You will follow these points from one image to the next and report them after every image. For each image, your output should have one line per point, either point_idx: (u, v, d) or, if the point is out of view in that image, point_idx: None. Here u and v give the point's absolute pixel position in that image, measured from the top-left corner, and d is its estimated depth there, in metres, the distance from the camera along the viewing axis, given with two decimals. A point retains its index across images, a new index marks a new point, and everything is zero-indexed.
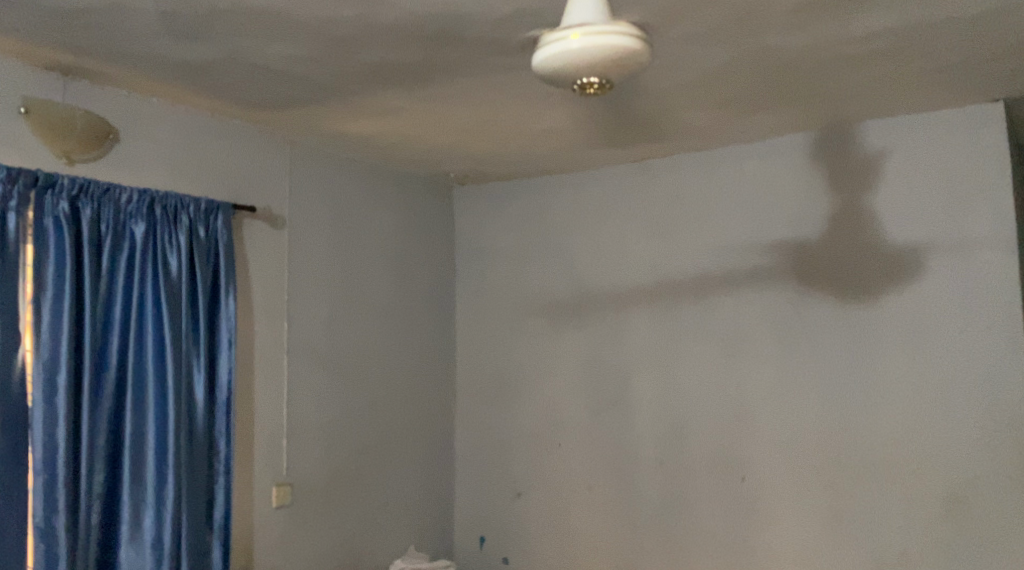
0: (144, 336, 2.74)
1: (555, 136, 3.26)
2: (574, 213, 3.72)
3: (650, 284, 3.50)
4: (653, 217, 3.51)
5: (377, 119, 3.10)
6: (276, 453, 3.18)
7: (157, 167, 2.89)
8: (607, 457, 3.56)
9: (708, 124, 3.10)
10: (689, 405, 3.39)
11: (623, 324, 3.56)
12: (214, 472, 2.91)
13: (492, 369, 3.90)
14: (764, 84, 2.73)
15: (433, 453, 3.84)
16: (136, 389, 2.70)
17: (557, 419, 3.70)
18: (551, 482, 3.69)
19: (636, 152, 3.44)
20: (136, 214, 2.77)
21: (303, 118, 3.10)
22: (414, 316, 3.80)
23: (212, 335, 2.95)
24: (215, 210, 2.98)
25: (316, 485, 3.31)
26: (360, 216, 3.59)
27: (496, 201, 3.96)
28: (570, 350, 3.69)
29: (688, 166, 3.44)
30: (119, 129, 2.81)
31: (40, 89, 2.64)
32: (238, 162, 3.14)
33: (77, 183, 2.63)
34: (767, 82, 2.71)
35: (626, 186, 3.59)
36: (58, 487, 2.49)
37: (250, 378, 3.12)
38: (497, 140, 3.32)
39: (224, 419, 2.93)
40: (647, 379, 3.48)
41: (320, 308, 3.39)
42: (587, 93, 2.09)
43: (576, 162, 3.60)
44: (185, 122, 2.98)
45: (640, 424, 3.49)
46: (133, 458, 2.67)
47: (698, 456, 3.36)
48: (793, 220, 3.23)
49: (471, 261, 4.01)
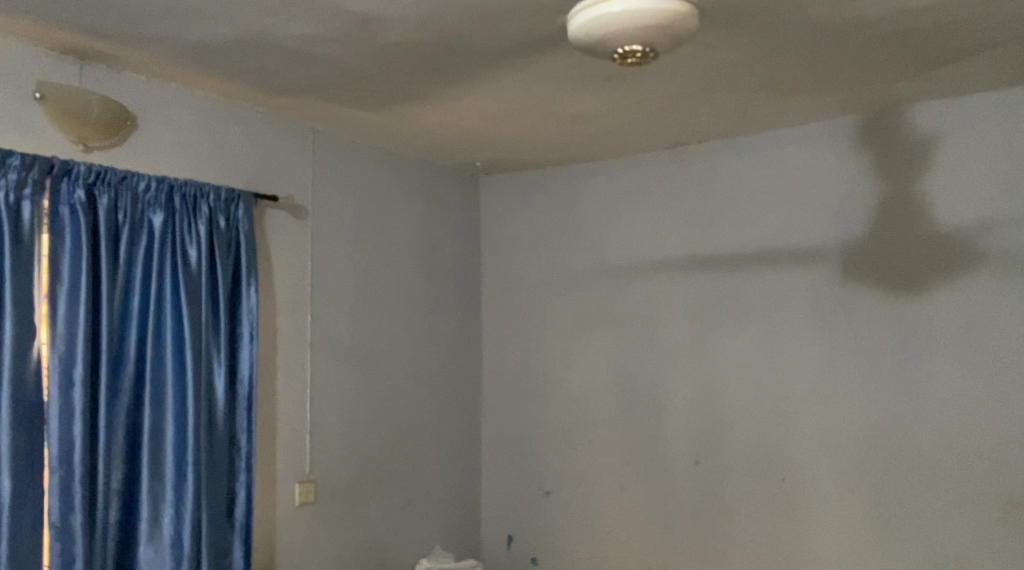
0: (163, 329, 2.66)
1: (586, 122, 3.14)
2: (605, 203, 3.60)
3: (684, 277, 3.39)
4: (688, 207, 3.39)
5: (403, 104, 3.00)
6: (300, 450, 3.10)
7: (176, 155, 2.81)
8: (640, 456, 3.44)
9: (747, 107, 2.97)
10: (725, 401, 3.27)
11: (656, 318, 3.44)
12: (235, 469, 2.83)
13: (520, 363, 3.80)
14: (807, 63, 2.60)
15: (459, 449, 3.75)
16: (155, 383, 2.62)
17: (587, 415, 3.59)
18: (582, 481, 3.58)
19: (670, 138, 3.32)
20: (154, 202, 2.68)
21: (326, 104, 3.01)
22: (439, 308, 3.70)
23: (234, 329, 2.87)
24: (236, 199, 2.89)
25: (341, 482, 3.23)
26: (385, 207, 3.50)
27: (524, 191, 3.85)
28: (600, 344, 3.58)
29: (724, 153, 3.32)
30: (136, 116, 2.73)
31: (54, 74, 2.56)
32: (259, 150, 3.06)
33: (94, 170, 2.55)
34: (811, 60, 2.58)
35: (659, 175, 3.47)
36: (74, 484, 2.42)
37: (272, 372, 3.04)
38: (526, 126, 3.21)
39: (245, 415, 2.85)
40: (682, 375, 3.37)
41: (344, 299, 3.30)
42: (626, 63, 2.04)
43: (607, 150, 3.48)
44: (204, 108, 2.90)
45: (674, 421, 3.37)
46: (152, 455, 2.59)
47: (735, 454, 3.24)
48: (835, 208, 3.09)
49: (498, 253, 3.91)
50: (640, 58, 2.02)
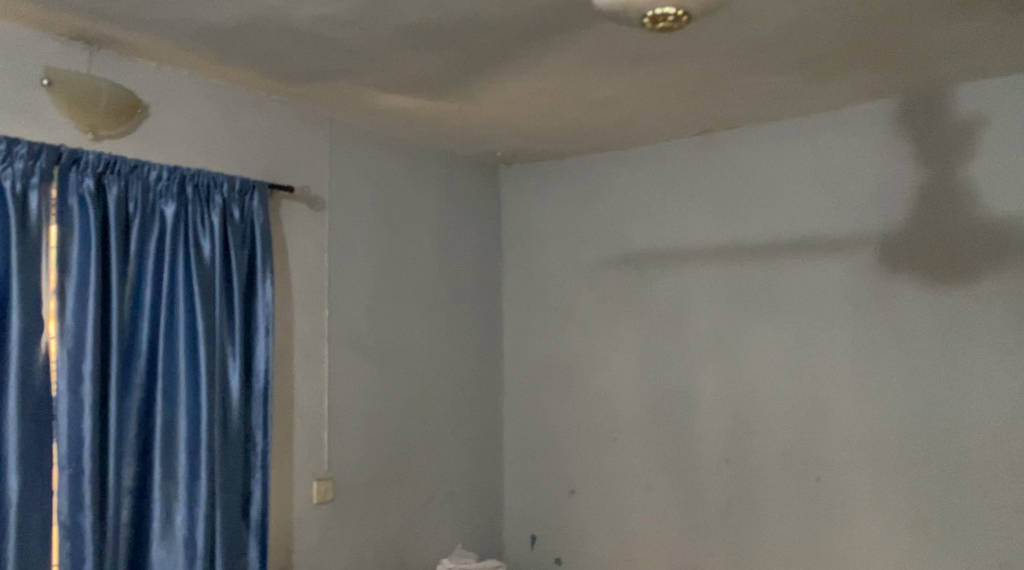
0: (176, 322, 2.59)
1: (610, 107, 3.04)
2: (630, 193, 3.50)
3: (712, 268, 3.28)
4: (716, 195, 3.28)
5: (422, 91, 2.91)
6: (317, 447, 3.01)
7: (190, 144, 2.73)
8: (667, 454, 3.34)
9: (778, 89, 2.86)
10: (757, 397, 3.15)
11: (684, 310, 3.33)
12: (250, 467, 2.74)
13: (543, 358, 3.70)
14: (844, 36, 2.48)
15: (481, 446, 3.65)
16: (168, 378, 2.55)
17: (613, 411, 3.48)
18: (608, 480, 3.48)
19: (698, 123, 3.21)
20: (166, 192, 2.60)
21: (343, 91, 2.92)
22: (459, 302, 3.61)
23: (249, 323, 2.79)
24: (251, 189, 2.81)
25: (359, 480, 3.14)
26: (404, 198, 3.41)
27: (546, 181, 3.75)
28: (626, 338, 3.47)
29: (754, 139, 3.20)
30: (147, 103, 2.65)
31: (63, 60, 2.49)
32: (275, 139, 2.97)
33: (104, 159, 2.47)
34: (848, 33, 2.47)
35: (687, 163, 3.36)
36: (83, 482, 2.34)
37: (289, 367, 2.96)
38: (549, 113, 3.11)
39: (261, 411, 2.77)
40: (711, 370, 3.26)
41: (362, 292, 3.21)
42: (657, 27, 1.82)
43: (632, 137, 3.38)
44: (217, 96, 2.82)
45: (703, 418, 3.26)
46: (164, 452, 2.51)
47: (767, 451, 3.13)
48: (871, 195, 2.98)
49: (520, 245, 3.81)
50: (672, 22, 1.80)
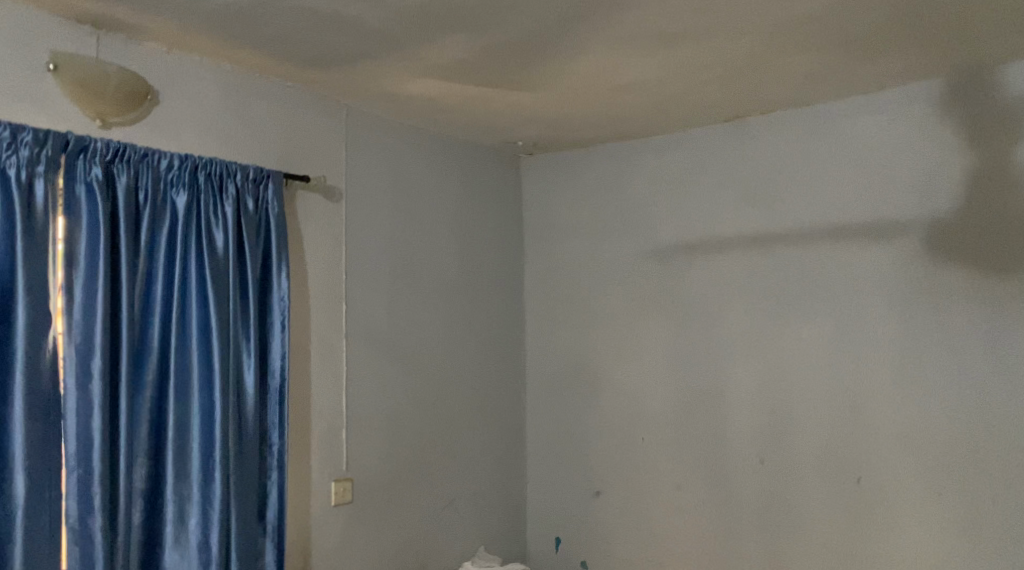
0: (188, 317, 2.48)
1: (639, 90, 2.93)
2: (657, 183, 3.38)
3: (745, 260, 3.16)
4: (749, 184, 3.16)
5: (444, 74, 2.81)
6: (337, 446, 2.91)
7: (202, 131, 2.63)
8: (699, 453, 3.22)
9: (816, 66, 2.74)
10: (793, 394, 3.04)
11: (715, 305, 3.21)
12: (266, 467, 2.64)
13: (567, 354, 3.58)
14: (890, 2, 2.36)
15: (504, 446, 3.54)
16: (180, 376, 2.44)
17: (640, 408, 3.37)
18: (634, 480, 3.36)
19: (729, 108, 3.09)
20: (177, 181, 2.50)
21: (361, 76, 2.82)
22: (480, 296, 3.50)
23: (264, 318, 2.68)
24: (265, 179, 2.70)
25: (380, 480, 3.03)
26: (426, 190, 3.31)
27: (569, 171, 3.64)
28: (653, 334, 3.35)
29: (788, 125, 3.09)
30: (157, 90, 2.55)
31: (70, 44, 2.39)
32: (291, 127, 2.87)
33: (113, 147, 2.37)
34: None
35: (717, 151, 3.24)
36: (93, 484, 2.24)
37: (306, 363, 2.85)
38: (575, 98, 3.00)
39: (277, 409, 2.66)
40: (744, 366, 3.14)
41: (382, 285, 3.11)
42: None
43: (660, 124, 3.26)
44: (230, 82, 2.72)
45: (736, 417, 3.15)
46: (177, 452, 2.41)
47: (804, 450, 3.01)
48: (915, 182, 2.86)
49: (542, 238, 3.69)
50: None
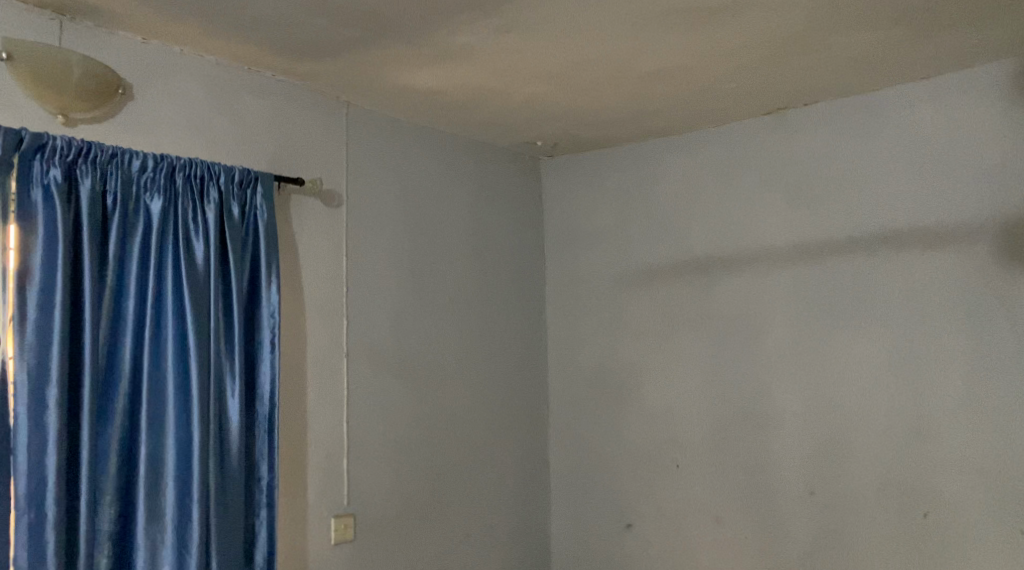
0: (163, 336, 2.21)
1: (670, 78, 2.63)
2: (690, 184, 3.07)
3: (790, 267, 2.84)
4: (794, 182, 2.85)
5: (452, 63, 2.52)
6: (337, 477, 2.62)
7: (181, 130, 2.36)
8: (741, 482, 2.90)
9: (871, 47, 2.43)
10: (846, 416, 2.72)
11: (758, 317, 2.90)
12: (254, 505, 2.35)
13: (593, 372, 3.27)
14: None
15: (524, 473, 3.23)
16: (152, 403, 2.16)
17: (674, 432, 3.05)
18: (668, 512, 3.04)
19: (770, 98, 2.78)
20: (151, 184, 2.23)
21: (361, 68, 2.55)
22: (497, 310, 3.20)
23: (252, 336, 2.40)
24: (253, 181, 2.42)
25: (386, 514, 2.74)
26: (435, 194, 3.02)
27: (593, 173, 3.34)
28: (688, 349, 3.04)
29: (836, 116, 2.78)
30: (130, 84, 2.29)
31: (28, 31, 2.13)
32: (283, 125, 2.60)
33: (75, 145, 2.10)
34: None
35: (757, 146, 2.93)
36: (47, 529, 1.96)
37: (301, 385, 2.57)
38: (598, 89, 2.71)
39: (266, 439, 2.37)
40: (789, 386, 2.82)
41: (387, 299, 2.82)
42: None
43: (693, 118, 2.96)
44: (214, 75, 2.45)
45: (781, 442, 2.83)
46: (149, 490, 2.13)
47: (860, 479, 2.68)
48: (985, 177, 2.54)
49: (564, 246, 3.40)
50: None
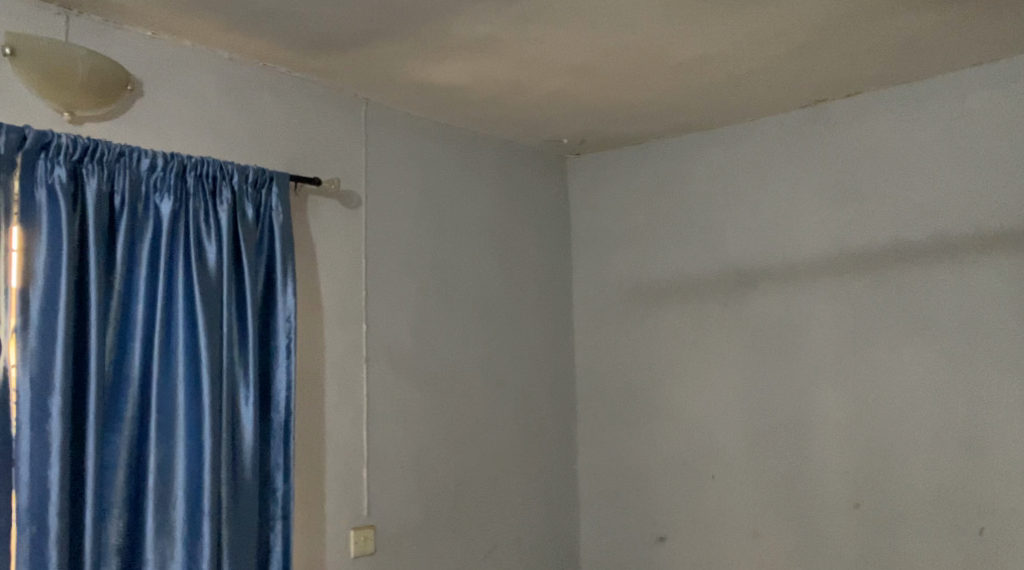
0: (174, 342, 2.12)
1: (702, 68, 2.51)
2: (724, 182, 2.96)
3: (832, 269, 2.72)
4: (835, 177, 2.73)
5: (476, 56, 2.42)
6: (357, 488, 2.52)
7: (192, 128, 2.28)
8: (781, 493, 2.77)
9: (915, 32, 2.30)
10: (891, 425, 2.59)
11: (798, 319, 2.78)
12: (268, 517, 2.25)
13: (622, 378, 3.16)
14: None
15: (551, 483, 3.12)
16: (162, 412, 2.08)
17: (709, 441, 2.93)
18: (703, 524, 2.92)
19: (808, 88, 2.66)
20: (161, 184, 2.14)
21: (380, 63, 2.46)
22: (523, 314, 3.09)
23: (267, 342, 2.30)
24: (268, 181, 2.33)
25: (408, 526, 2.64)
26: (459, 195, 2.92)
27: (621, 172, 3.22)
28: (722, 354, 2.92)
29: (879, 109, 2.66)
30: (139, 81, 2.21)
31: (34, 27, 2.06)
32: (300, 122, 2.51)
33: (81, 143, 2.02)
34: None
35: (796, 141, 2.81)
36: (49, 544, 1.88)
37: (319, 393, 2.47)
38: (628, 81, 2.60)
39: (281, 448, 2.28)
40: (831, 393, 2.70)
41: (408, 302, 2.72)
42: None
43: (726, 112, 2.84)
44: (228, 72, 2.37)
45: (822, 452, 2.70)
46: (158, 503, 2.04)
47: (908, 490, 2.55)
48: None
49: (592, 248, 3.28)
50: None
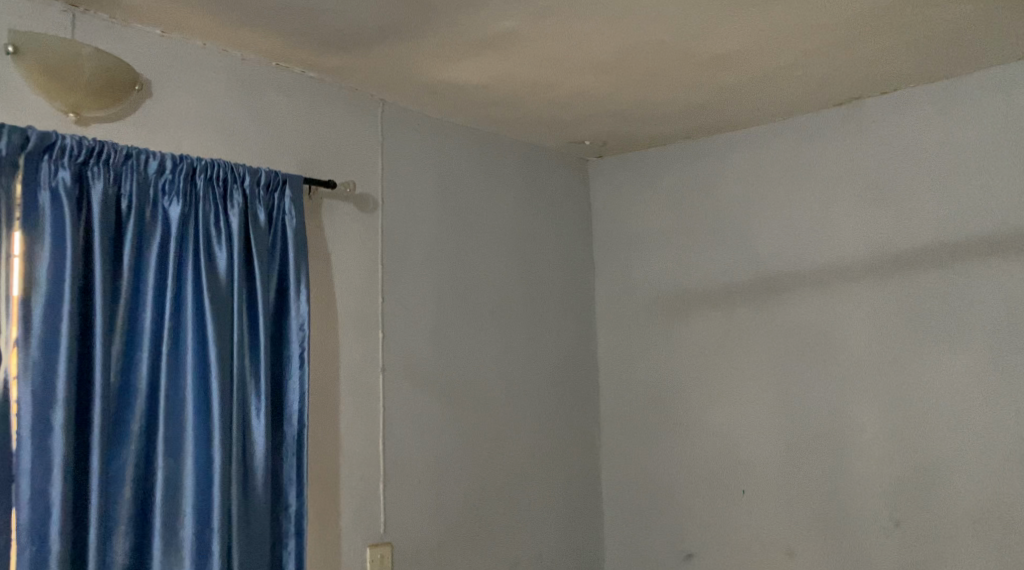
0: (182, 352, 2.04)
1: (733, 64, 2.41)
2: (753, 185, 2.86)
3: (868, 275, 2.62)
4: (872, 180, 2.63)
5: (497, 53, 2.33)
6: (374, 504, 2.43)
7: (202, 129, 2.20)
8: (817, 509, 2.66)
9: (958, 22, 2.20)
10: (934, 438, 2.48)
11: (832, 328, 2.67)
12: (281, 534, 2.16)
13: (646, 388, 3.05)
14: None
15: (574, 497, 3.02)
16: (170, 425, 1.99)
17: (739, 454, 2.82)
18: (734, 541, 2.81)
19: (842, 85, 2.55)
20: (170, 187, 2.06)
21: (399, 63, 2.38)
22: (544, 321, 3.00)
23: (279, 352, 2.21)
24: (281, 184, 2.24)
25: (427, 542, 2.54)
26: (478, 199, 2.83)
27: (645, 175, 3.12)
28: (753, 364, 2.82)
29: (918, 109, 2.56)
30: (147, 81, 2.12)
31: (38, 24, 1.99)
32: (315, 124, 2.42)
33: (87, 145, 1.94)
34: None
35: (830, 142, 2.71)
36: (51, 564, 1.80)
37: (333, 404, 2.38)
38: (655, 78, 2.50)
39: (294, 462, 2.19)
40: (868, 405, 2.59)
41: (426, 310, 2.63)
42: None
43: (756, 112, 2.74)
44: (239, 72, 2.28)
45: (860, 466, 2.60)
46: (165, 520, 1.95)
47: (952, 507, 2.44)
48: None
49: (615, 254, 3.18)
50: None
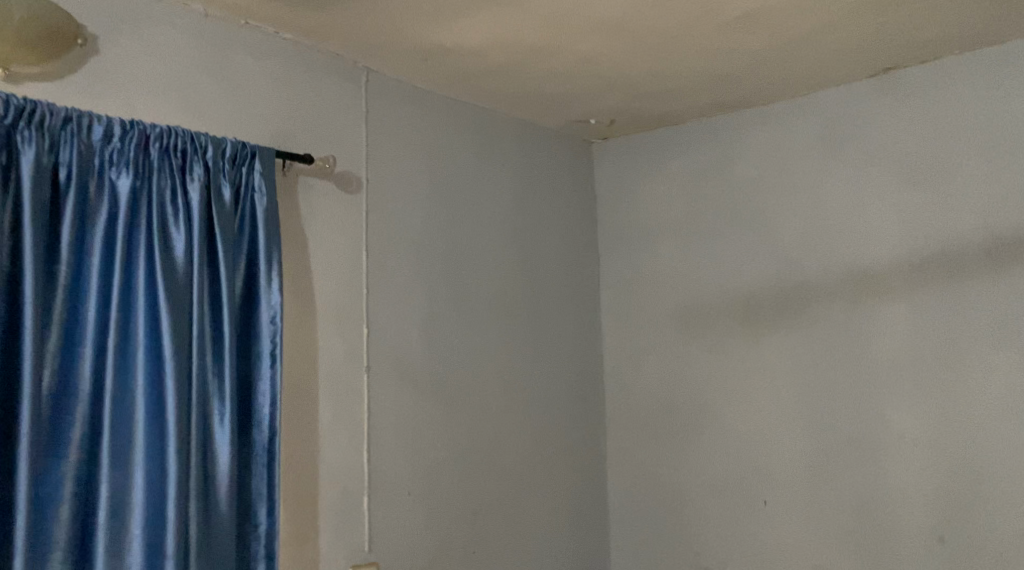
0: (131, 347, 1.75)
1: (760, 28, 2.14)
2: (777, 164, 2.59)
3: (906, 263, 2.35)
4: (910, 158, 2.36)
5: (494, 11, 2.05)
6: (356, 521, 2.14)
7: (159, 94, 1.91)
8: (849, 522, 2.40)
9: None
10: (983, 445, 2.22)
11: (866, 322, 2.41)
12: (249, 558, 1.88)
13: (657, 388, 2.78)
14: None
15: (578, 507, 2.74)
16: (116, 433, 1.71)
17: (760, 461, 2.55)
18: (755, 557, 2.54)
19: (880, 52, 2.29)
20: (118, 157, 1.77)
21: (384, 24, 2.10)
22: (546, 315, 2.72)
23: (248, 348, 1.93)
24: (250, 157, 1.95)
25: (417, 562, 2.26)
26: (473, 179, 2.55)
27: (656, 156, 2.85)
28: (775, 363, 2.55)
29: (963, 80, 2.30)
30: (93, 34, 1.84)
31: None
32: (289, 91, 2.14)
33: (16, 106, 1.66)
34: None
35: (863, 117, 2.45)
36: None
37: (311, 407, 2.10)
38: (671, 44, 2.23)
39: (264, 475, 1.90)
40: (907, 407, 2.33)
41: (416, 300, 2.35)
42: None
43: (782, 83, 2.47)
44: (202, 30, 2.00)
45: (898, 475, 2.33)
46: (110, 544, 1.67)
47: (1004, 522, 2.18)
48: None
49: (622, 242, 2.91)
50: None
